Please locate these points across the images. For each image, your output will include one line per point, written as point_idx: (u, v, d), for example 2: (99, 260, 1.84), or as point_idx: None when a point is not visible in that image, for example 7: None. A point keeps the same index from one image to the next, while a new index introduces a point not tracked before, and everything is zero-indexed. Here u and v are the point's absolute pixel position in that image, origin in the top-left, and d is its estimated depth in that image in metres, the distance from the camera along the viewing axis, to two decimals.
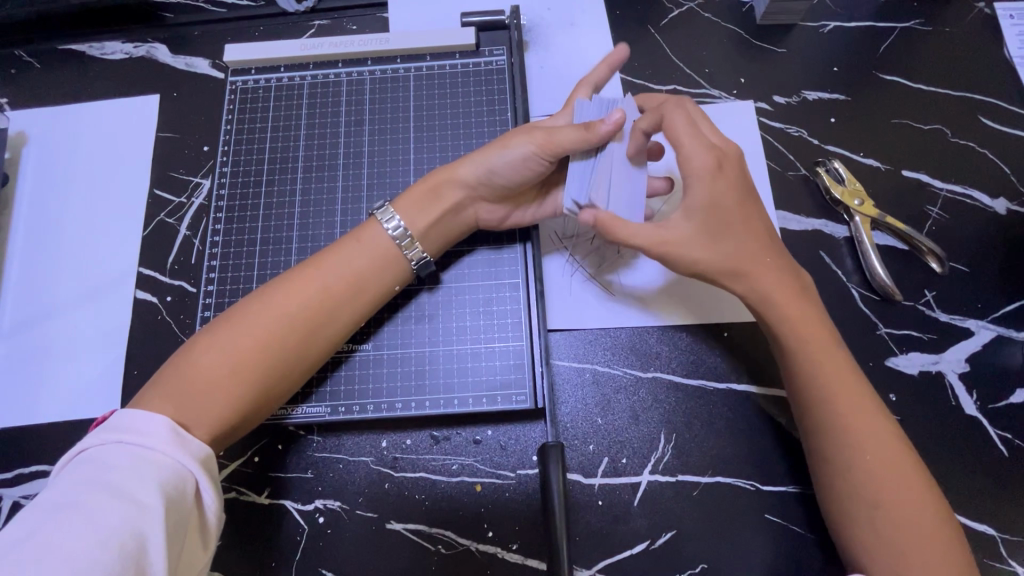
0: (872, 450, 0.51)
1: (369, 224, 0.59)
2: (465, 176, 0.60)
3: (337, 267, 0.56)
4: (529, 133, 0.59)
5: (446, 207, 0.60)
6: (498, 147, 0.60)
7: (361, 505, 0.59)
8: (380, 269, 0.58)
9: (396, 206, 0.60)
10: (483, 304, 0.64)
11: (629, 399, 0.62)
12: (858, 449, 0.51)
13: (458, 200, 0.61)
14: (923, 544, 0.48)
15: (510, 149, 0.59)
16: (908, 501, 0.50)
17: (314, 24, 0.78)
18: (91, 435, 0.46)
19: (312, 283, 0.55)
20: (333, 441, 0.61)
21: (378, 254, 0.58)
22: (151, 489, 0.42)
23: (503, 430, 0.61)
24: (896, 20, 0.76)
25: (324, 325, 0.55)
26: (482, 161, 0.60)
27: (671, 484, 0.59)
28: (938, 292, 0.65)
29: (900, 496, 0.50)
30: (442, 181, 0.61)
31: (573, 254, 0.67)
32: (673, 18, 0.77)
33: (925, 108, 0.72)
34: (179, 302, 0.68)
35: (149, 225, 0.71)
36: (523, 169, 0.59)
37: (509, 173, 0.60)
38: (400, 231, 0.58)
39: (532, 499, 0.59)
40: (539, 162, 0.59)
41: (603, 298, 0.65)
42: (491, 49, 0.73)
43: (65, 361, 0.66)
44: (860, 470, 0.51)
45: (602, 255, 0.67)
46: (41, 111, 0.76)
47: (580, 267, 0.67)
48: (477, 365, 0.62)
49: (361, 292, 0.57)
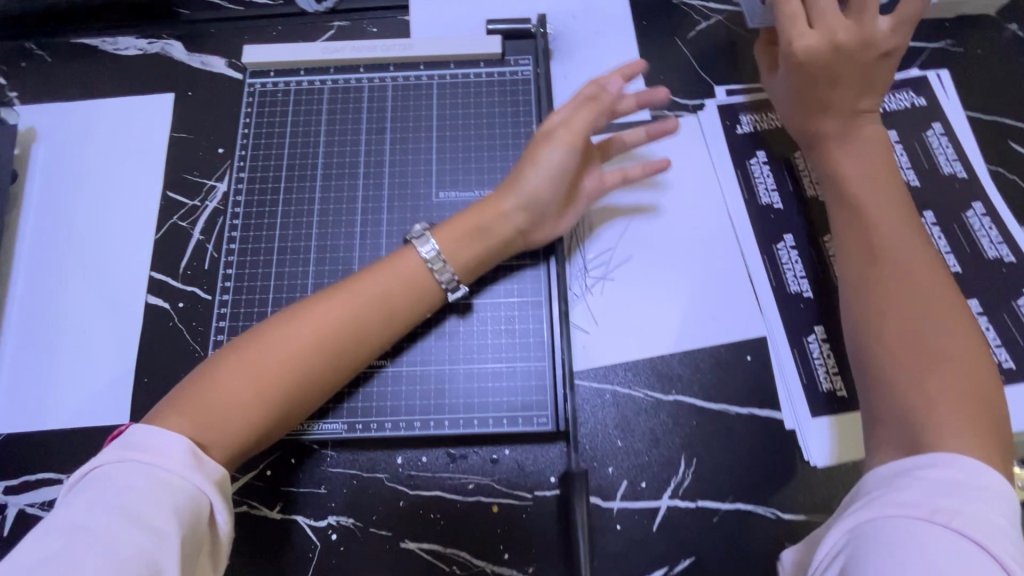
0: (925, 283, 0.53)
1: (406, 251, 0.58)
2: (510, 207, 0.60)
3: (367, 290, 0.55)
4: (552, 140, 0.62)
5: (489, 228, 0.60)
6: (529, 167, 0.61)
7: (375, 522, 0.58)
8: (410, 295, 0.56)
9: (436, 235, 0.59)
10: (505, 322, 0.63)
11: (650, 421, 0.61)
12: (914, 294, 0.52)
13: (499, 223, 0.60)
14: (967, 397, 0.48)
15: (541, 161, 0.61)
16: (952, 338, 0.50)
17: (333, 26, 0.76)
18: (105, 450, 0.45)
19: (343, 307, 0.53)
20: (348, 457, 0.60)
21: (414, 284, 0.56)
22: (167, 514, 0.41)
23: (521, 450, 0.60)
24: (927, 40, 0.75)
25: (348, 353, 0.53)
26: (519, 184, 0.60)
27: (691, 510, 0.58)
28: (982, 308, 0.63)
29: (944, 333, 0.51)
30: (481, 212, 0.60)
31: (574, 316, 0.64)
32: (700, 30, 0.76)
33: (971, 131, 0.70)
34: (191, 308, 0.66)
35: (160, 229, 0.69)
36: (561, 170, 0.61)
37: (549, 178, 0.61)
38: (434, 254, 0.57)
39: (549, 521, 0.58)
40: (573, 156, 0.61)
41: (625, 344, 0.63)
42: (517, 58, 0.72)
43: (74, 365, 0.64)
44: (915, 303, 0.52)
45: (607, 306, 0.65)
46: (52, 107, 0.74)
47: (584, 326, 0.64)
48: (498, 385, 0.61)
49: (389, 318, 0.55)
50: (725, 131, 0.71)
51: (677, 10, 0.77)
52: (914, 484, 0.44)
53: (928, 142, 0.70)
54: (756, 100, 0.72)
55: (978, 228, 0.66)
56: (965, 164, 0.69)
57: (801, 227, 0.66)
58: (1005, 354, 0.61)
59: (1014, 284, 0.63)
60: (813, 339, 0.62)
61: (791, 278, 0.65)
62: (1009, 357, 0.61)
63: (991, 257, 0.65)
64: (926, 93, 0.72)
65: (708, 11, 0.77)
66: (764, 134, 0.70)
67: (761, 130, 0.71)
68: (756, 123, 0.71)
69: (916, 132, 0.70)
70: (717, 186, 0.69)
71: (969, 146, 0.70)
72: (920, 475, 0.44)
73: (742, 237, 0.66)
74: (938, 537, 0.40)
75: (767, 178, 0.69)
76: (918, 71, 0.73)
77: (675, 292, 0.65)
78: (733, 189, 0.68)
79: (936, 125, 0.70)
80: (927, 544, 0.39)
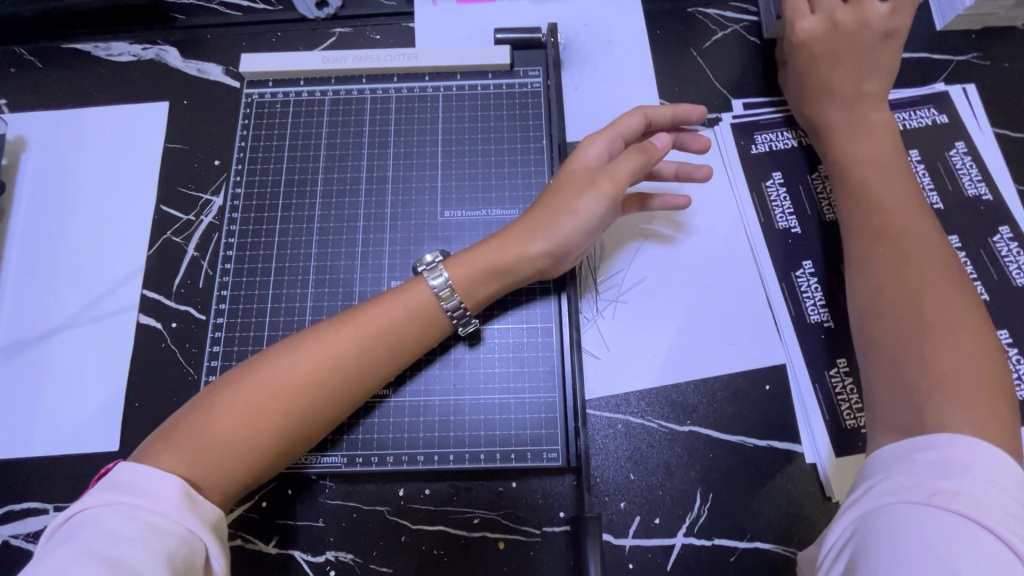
0: (925, 262, 0.52)
1: (417, 285, 0.55)
2: (536, 253, 0.56)
3: (370, 321, 0.52)
4: (594, 190, 0.55)
5: (511, 274, 0.56)
6: (567, 213, 0.55)
7: (375, 559, 0.55)
8: (416, 329, 0.54)
9: (450, 269, 0.55)
10: (513, 350, 0.60)
11: (664, 455, 0.58)
12: (916, 270, 0.52)
13: (523, 272, 0.56)
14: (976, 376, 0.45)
15: (579, 212, 0.55)
16: (957, 315, 0.48)
17: (335, 33, 0.73)
18: (92, 494, 0.43)
19: (345, 339, 0.51)
20: (348, 490, 0.57)
21: (419, 313, 0.54)
22: (158, 558, 0.39)
23: (529, 484, 0.57)
24: (952, 53, 0.72)
25: (351, 389, 0.51)
26: (552, 231, 0.55)
27: (708, 548, 0.55)
28: (1011, 338, 0.60)
29: (949, 309, 0.49)
30: (507, 254, 0.56)
31: (586, 345, 0.62)
32: (717, 40, 0.73)
33: (999, 150, 0.67)
34: (185, 329, 0.63)
35: (153, 244, 0.67)
36: (597, 226, 0.56)
37: (584, 233, 0.56)
38: (442, 282, 0.54)
39: (558, 559, 0.55)
40: (611, 212, 0.56)
41: (643, 368, 0.60)
42: (527, 70, 0.69)
43: (62, 387, 0.62)
44: (915, 279, 0.51)
45: (620, 335, 0.62)
46: (42, 115, 0.72)
47: (596, 355, 0.61)
48: (505, 417, 0.58)
49: (395, 351, 0.53)
50: (742, 148, 0.68)
51: (692, 19, 0.74)
52: (915, 468, 0.42)
53: (953, 162, 0.67)
54: (775, 118, 0.69)
55: (1006, 253, 0.63)
56: (993, 185, 0.66)
57: (822, 251, 0.63)
58: None
59: None
60: (834, 371, 0.59)
61: (812, 307, 0.62)
62: None
63: (1020, 283, 0.62)
64: (951, 110, 0.69)
65: (725, 21, 0.73)
66: (782, 153, 0.67)
67: (779, 151, 0.67)
68: (773, 142, 0.68)
69: (941, 151, 0.67)
70: (735, 208, 0.66)
71: (997, 166, 0.67)
72: (918, 457, 0.43)
73: (761, 261, 0.64)
74: (936, 520, 0.38)
75: (785, 201, 0.66)
76: (943, 86, 0.70)
77: (690, 318, 0.62)
78: (750, 209, 0.66)
79: (961, 144, 0.67)
80: (923, 527, 0.38)
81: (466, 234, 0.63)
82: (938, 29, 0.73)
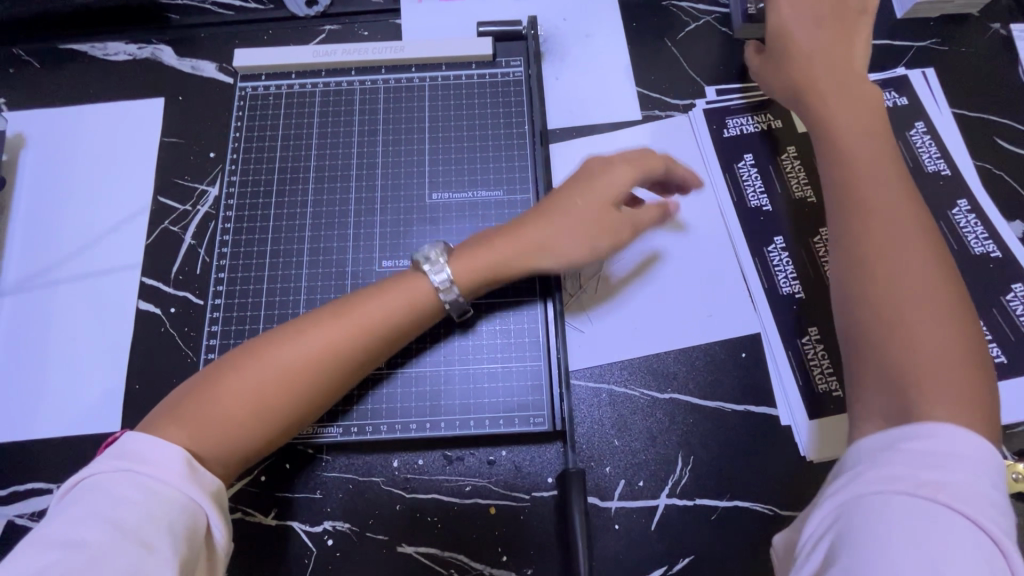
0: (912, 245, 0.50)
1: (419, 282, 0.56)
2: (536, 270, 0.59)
3: (369, 314, 0.54)
4: (610, 231, 0.58)
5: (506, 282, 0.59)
6: (579, 245, 0.58)
7: (372, 527, 0.58)
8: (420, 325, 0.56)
9: (454, 267, 0.57)
10: (500, 322, 0.63)
11: (646, 421, 0.61)
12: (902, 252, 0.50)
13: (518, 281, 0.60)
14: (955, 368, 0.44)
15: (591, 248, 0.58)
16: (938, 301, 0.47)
17: (325, 29, 0.76)
18: (100, 460, 0.45)
19: (343, 332, 0.53)
20: (343, 461, 0.60)
21: (421, 307, 0.56)
22: (162, 525, 0.41)
23: (517, 451, 0.60)
24: (911, 39, 0.76)
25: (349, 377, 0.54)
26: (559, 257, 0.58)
27: (690, 508, 0.58)
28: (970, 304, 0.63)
29: (932, 295, 0.47)
30: (511, 266, 0.58)
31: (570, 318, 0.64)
32: (690, 31, 0.76)
33: (956, 128, 0.71)
34: (183, 314, 0.65)
35: (151, 234, 0.69)
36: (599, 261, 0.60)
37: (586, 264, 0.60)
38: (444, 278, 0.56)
39: (547, 522, 0.57)
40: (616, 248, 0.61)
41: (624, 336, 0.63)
42: (508, 60, 0.72)
43: (64, 372, 0.64)
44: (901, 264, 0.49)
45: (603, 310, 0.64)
46: (41, 113, 0.74)
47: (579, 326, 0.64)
48: (493, 385, 0.61)
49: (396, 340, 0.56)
50: (715, 132, 0.71)
51: (666, 11, 0.77)
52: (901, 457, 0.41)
53: (912, 141, 0.70)
54: (746, 102, 0.72)
55: (964, 225, 0.66)
56: (951, 162, 0.69)
57: (793, 224, 0.67)
58: (994, 348, 0.62)
59: (1001, 280, 0.64)
60: (807, 339, 0.62)
61: (783, 280, 0.65)
62: (998, 351, 0.62)
63: (978, 253, 0.65)
64: (911, 92, 0.73)
65: (697, 13, 0.77)
66: (752, 134, 0.71)
67: (749, 134, 0.71)
68: (743, 125, 0.71)
69: (901, 130, 0.71)
70: (710, 187, 0.69)
71: (954, 144, 0.70)
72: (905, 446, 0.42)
73: (734, 236, 0.67)
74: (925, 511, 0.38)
75: (755, 181, 0.69)
76: (903, 69, 0.74)
77: (668, 290, 0.65)
78: (724, 187, 0.69)
79: (919, 124, 0.71)
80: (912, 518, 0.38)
81: (454, 216, 0.66)
82: (898, 16, 0.77)
